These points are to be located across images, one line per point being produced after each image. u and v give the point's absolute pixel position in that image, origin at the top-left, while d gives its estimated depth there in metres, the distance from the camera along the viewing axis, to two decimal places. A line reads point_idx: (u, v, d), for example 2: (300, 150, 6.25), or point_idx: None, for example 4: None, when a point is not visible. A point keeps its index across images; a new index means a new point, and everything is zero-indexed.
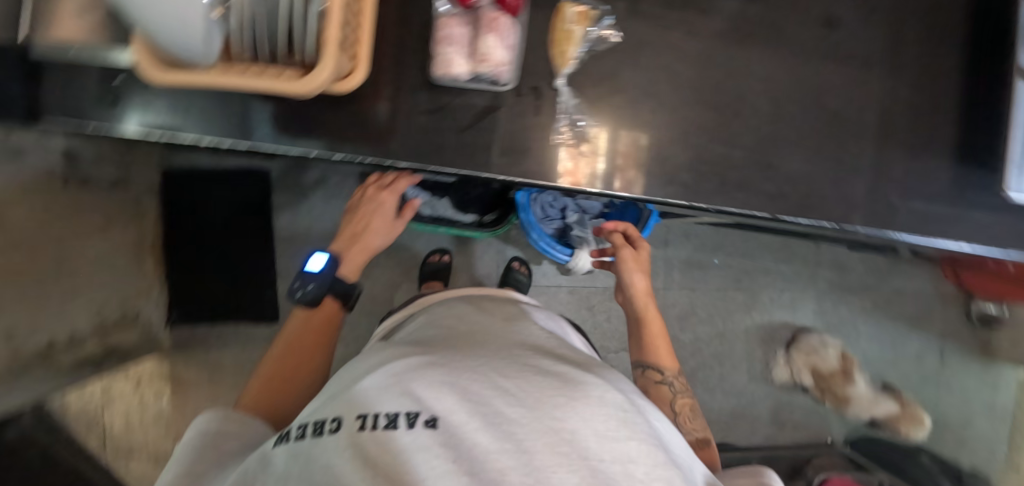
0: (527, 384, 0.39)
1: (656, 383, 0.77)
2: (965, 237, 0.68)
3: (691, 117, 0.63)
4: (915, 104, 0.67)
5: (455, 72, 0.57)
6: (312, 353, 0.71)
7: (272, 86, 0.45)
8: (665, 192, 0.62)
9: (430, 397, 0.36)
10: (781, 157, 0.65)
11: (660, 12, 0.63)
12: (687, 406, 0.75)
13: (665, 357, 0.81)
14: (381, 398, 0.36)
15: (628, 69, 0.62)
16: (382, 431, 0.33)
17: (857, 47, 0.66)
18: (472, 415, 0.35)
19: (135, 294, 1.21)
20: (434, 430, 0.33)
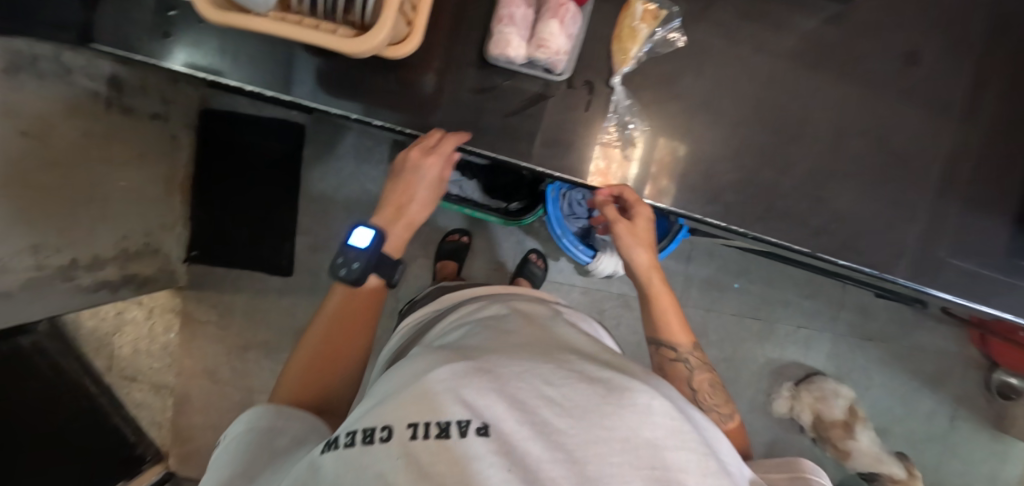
0: (578, 383, 0.33)
1: (671, 360, 0.67)
2: (1009, 306, 0.65)
3: (745, 137, 0.60)
4: (986, 158, 0.63)
5: (511, 53, 0.54)
6: (357, 348, 0.59)
7: (322, 40, 0.44)
8: (704, 210, 0.60)
9: (486, 401, 0.30)
10: (832, 192, 0.61)
11: (732, 23, 0.60)
12: (708, 382, 0.66)
13: (680, 327, 0.69)
14: (430, 404, 0.29)
15: (688, 77, 0.59)
16: (436, 439, 0.27)
17: (934, 89, 0.62)
18: (531, 424, 0.29)
19: (159, 227, 1.23)
20: (488, 438, 0.27)
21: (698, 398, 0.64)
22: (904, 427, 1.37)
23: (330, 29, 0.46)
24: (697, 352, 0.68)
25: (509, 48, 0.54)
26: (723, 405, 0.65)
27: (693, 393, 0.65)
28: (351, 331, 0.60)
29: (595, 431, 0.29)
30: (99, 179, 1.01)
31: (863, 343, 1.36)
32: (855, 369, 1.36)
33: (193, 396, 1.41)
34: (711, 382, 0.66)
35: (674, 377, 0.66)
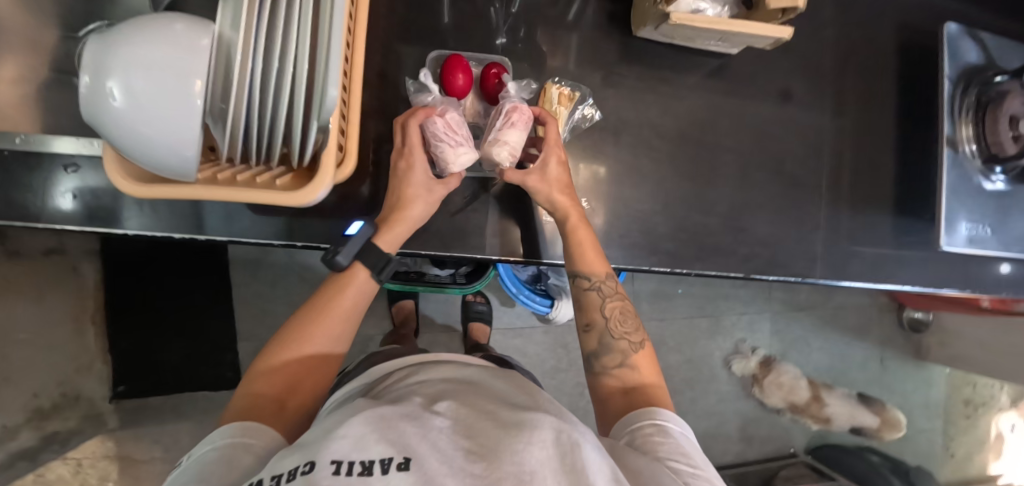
0: (490, 437, 0.40)
1: (587, 290, 0.61)
2: (907, 279, 0.76)
3: (668, 187, 0.67)
4: (859, 162, 0.75)
5: (457, 167, 0.59)
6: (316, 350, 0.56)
7: (264, 199, 0.45)
8: (651, 261, 0.65)
9: (415, 445, 0.37)
10: (750, 219, 0.69)
11: (634, 94, 0.67)
12: (621, 310, 0.62)
13: (594, 253, 0.61)
14: (355, 446, 0.37)
15: (608, 148, 0.66)
16: (359, 477, 0.34)
17: (808, 115, 0.72)
18: (444, 465, 0.36)
19: (74, 371, 1.08)
20: (406, 472, 0.35)
21: (607, 327, 0.60)
22: (846, 380, 1.52)
23: (268, 180, 0.47)
24: (613, 280, 0.62)
25: (455, 163, 0.58)
26: (634, 333, 0.61)
27: (604, 322, 0.61)
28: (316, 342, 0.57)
29: (504, 470, 0.36)
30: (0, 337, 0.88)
31: (796, 314, 1.49)
32: (795, 340, 1.49)
33: None
34: (625, 309, 0.61)
35: (587, 308, 0.62)
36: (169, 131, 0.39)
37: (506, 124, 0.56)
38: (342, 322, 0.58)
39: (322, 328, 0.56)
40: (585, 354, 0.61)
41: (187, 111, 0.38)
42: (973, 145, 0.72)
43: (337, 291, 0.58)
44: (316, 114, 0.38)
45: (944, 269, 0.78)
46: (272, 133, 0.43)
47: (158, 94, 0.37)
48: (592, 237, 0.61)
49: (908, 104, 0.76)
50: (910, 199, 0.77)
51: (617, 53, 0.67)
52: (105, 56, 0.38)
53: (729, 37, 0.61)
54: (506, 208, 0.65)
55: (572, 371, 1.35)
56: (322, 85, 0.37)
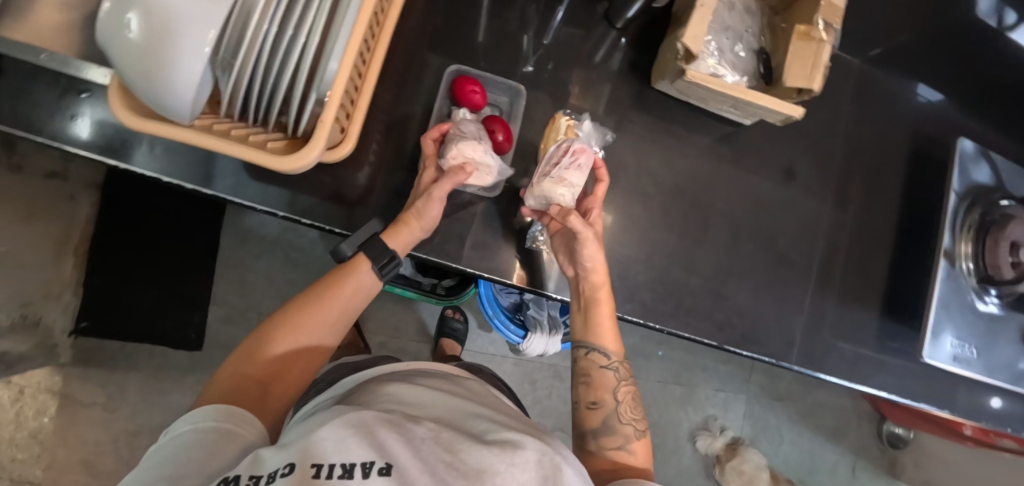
0: (475, 449, 0.40)
1: (601, 366, 0.65)
2: (884, 385, 0.74)
3: (656, 239, 0.67)
4: (853, 256, 0.74)
5: (459, 154, 0.58)
6: (327, 324, 0.60)
7: (253, 157, 0.45)
8: (624, 308, 0.64)
9: (396, 449, 0.37)
10: (733, 289, 0.68)
11: (642, 142, 0.68)
12: (630, 396, 0.65)
13: (613, 332, 0.64)
14: (336, 448, 0.38)
15: (607, 188, 0.66)
16: (335, 480, 0.36)
17: (809, 199, 0.72)
18: (426, 471, 0.36)
19: (43, 298, 1.05)
20: (387, 477, 0.35)
21: (617, 410, 0.63)
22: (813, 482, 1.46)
23: (260, 141, 0.48)
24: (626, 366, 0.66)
25: (458, 150, 0.58)
26: (640, 420, 0.64)
27: (615, 404, 0.63)
28: (321, 309, 0.59)
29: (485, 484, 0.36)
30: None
31: (773, 402, 1.45)
32: (768, 428, 1.44)
33: None
34: (635, 394, 0.65)
35: (598, 386, 0.64)
36: (173, 71, 0.40)
37: (572, 164, 0.59)
38: (345, 315, 0.61)
39: (323, 316, 0.59)
40: (586, 429, 0.63)
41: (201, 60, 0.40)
42: (970, 263, 0.71)
43: (346, 280, 0.60)
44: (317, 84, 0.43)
45: (923, 383, 0.75)
46: (271, 97, 0.44)
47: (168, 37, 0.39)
48: (609, 317, 0.63)
49: (910, 210, 0.76)
50: (898, 305, 0.75)
51: (633, 99, 0.69)
52: None
53: (742, 106, 0.62)
54: (492, 224, 0.65)
55: (535, 409, 1.31)
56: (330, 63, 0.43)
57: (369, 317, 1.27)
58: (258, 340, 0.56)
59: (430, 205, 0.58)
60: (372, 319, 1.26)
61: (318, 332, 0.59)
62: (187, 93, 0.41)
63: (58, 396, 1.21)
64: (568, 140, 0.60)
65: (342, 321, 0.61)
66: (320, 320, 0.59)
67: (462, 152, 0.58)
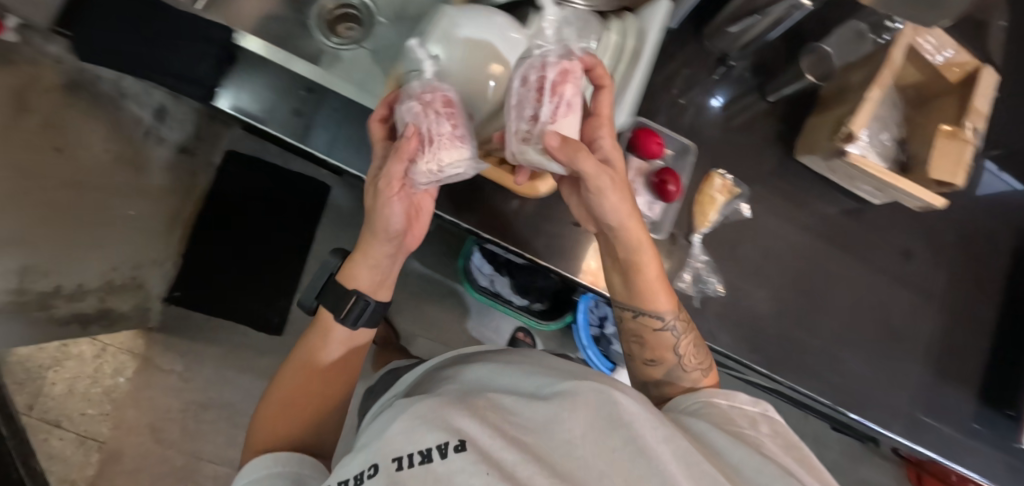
0: (538, 408, 0.41)
1: (658, 330, 0.61)
2: (977, 468, 0.76)
3: (785, 297, 0.72)
4: (958, 340, 0.78)
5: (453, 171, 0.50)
6: (322, 377, 0.60)
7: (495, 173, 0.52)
8: (751, 357, 0.69)
9: (465, 427, 0.38)
10: (848, 354, 0.73)
11: (780, 207, 0.74)
12: (693, 343, 0.62)
13: (660, 286, 0.60)
14: (410, 439, 0.38)
15: (747, 244, 0.71)
16: (420, 466, 0.36)
17: (922, 281, 0.78)
18: (500, 437, 0.37)
19: (149, 263, 1.14)
20: (467, 451, 0.35)
21: (679, 362, 0.60)
22: None
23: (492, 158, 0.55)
24: (681, 316, 0.61)
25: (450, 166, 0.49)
26: (705, 362, 0.62)
27: (676, 360, 0.61)
28: (315, 365, 0.59)
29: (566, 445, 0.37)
30: (104, 218, 0.96)
31: None
32: None
33: (126, 454, 1.22)
34: (697, 344, 0.62)
35: (659, 347, 0.61)
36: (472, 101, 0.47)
37: (561, 104, 0.46)
38: (340, 367, 0.61)
39: (313, 379, 0.59)
40: (649, 380, 0.64)
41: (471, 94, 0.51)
42: None
43: (321, 343, 0.60)
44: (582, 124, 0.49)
45: (1013, 473, 0.78)
46: None
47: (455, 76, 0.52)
48: (655, 269, 0.59)
49: (1013, 304, 0.81)
50: (997, 393, 0.79)
51: (773, 166, 0.75)
52: (451, 32, 0.47)
53: (885, 188, 0.68)
54: (644, 263, 0.69)
55: None
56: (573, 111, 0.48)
57: (443, 327, 1.31)
58: (261, 424, 0.57)
59: (389, 207, 0.53)
60: (446, 330, 1.30)
61: (316, 392, 0.59)
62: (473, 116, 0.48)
63: (139, 358, 1.26)
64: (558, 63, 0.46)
65: (343, 368, 0.61)
66: (314, 387, 0.59)
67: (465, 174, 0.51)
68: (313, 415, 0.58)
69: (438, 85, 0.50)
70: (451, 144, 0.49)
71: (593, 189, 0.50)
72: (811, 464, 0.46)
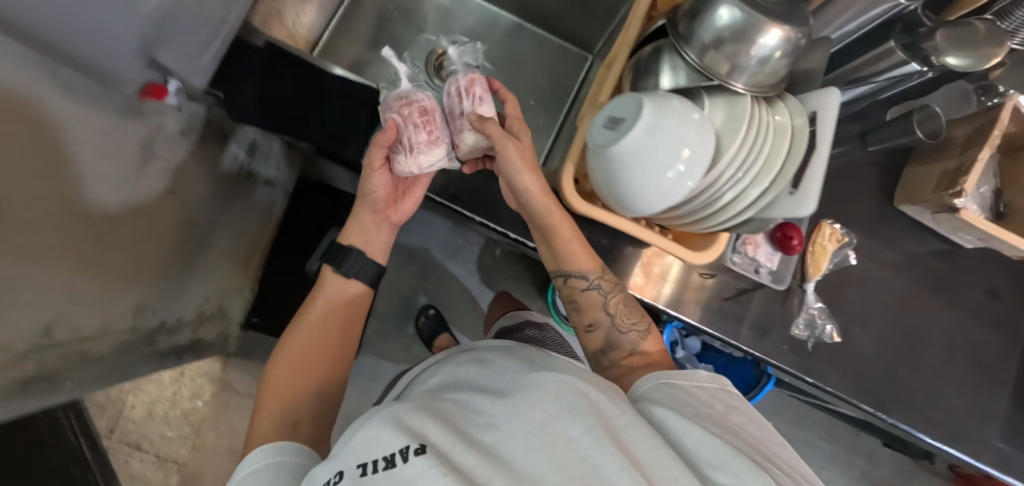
0: (505, 406, 0.45)
1: (584, 290, 0.65)
2: None
3: (887, 338, 0.76)
4: None
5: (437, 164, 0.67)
6: (320, 339, 0.67)
7: (666, 246, 0.56)
8: (859, 397, 0.74)
9: (427, 433, 0.41)
10: (945, 391, 0.77)
11: (881, 253, 0.78)
12: (624, 303, 0.65)
13: (585, 254, 0.65)
14: (379, 443, 0.42)
15: (854, 290, 0.76)
16: (385, 470, 0.39)
17: (1008, 320, 0.82)
18: (455, 440, 0.41)
19: (231, 291, 1.14)
20: (424, 454, 0.38)
21: (612, 324, 0.64)
22: None
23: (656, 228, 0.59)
24: (609, 277, 0.65)
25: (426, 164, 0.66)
26: (641, 322, 0.65)
27: (608, 321, 0.64)
28: (328, 322, 0.69)
29: (523, 439, 0.40)
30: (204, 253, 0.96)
31: None
32: None
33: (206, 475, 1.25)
34: (629, 304, 0.65)
35: (590, 309, 0.65)
36: (669, 189, 0.50)
37: (475, 99, 0.66)
38: (335, 331, 0.69)
39: (309, 340, 0.66)
40: (596, 351, 0.66)
41: (688, 175, 0.50)
42: None
43: (322, 296, 0.71)
44: (759, 209, 0.52)
45: None
46: (715, 211, 0.54)
47: (670, 151, 0.49)
48: (577, 241, 0.64)
49: None
50: None
51: (875, 214, 0.79)
52: (660, 120, 0.48)
53: (988, 239, 0.72)
54: (767, 310, 0.72)
55: None
56: (790, 198, 0.50)
57: None
58: (268, 383, 0.62)
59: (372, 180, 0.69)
60: None
61: (310, 356, 0.65)
62: (664, 201, 0.51)
63: (215, 381, 1.29)
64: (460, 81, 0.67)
65: (346, 329, 0.71)
66: (303, 347, 0.65)
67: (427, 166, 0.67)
68: (318, 374, 0.65)
69: (412, 97, 0.65)
70: (429, 142, 0.65)
71: (501, 151, 0.62)
72: (783, 457, 0.46)
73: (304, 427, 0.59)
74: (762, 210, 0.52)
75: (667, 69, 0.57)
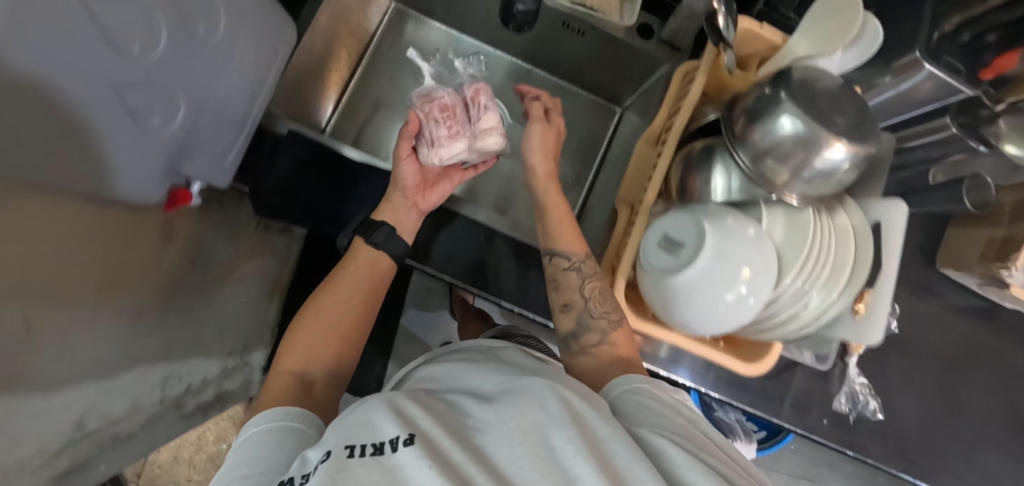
0: (508, 403, 0.38)
1: (566, 270, 0.58)
2: None
3: (930, 406, 0.75)
4: None
5: (454, 154, 0.66)
6: (339, 314, 0.58)
7: (723, 359, 0.54)
8: (903, 468, 0.72)
9: (425, 425, 0.35)
10: (988, 456, 0.76)
11: (921, 318, 0.77)
12: (601, 291, 0.56)
13: (572, 235, 0.60)
14: (365, 430, 0.35)
15: (894, 358, 0.74)
16: (371, 457, 0.33)
17: None
18: (457, 441, 0.34)
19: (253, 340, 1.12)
20: (413, 446, 0.32)
21: (588, 306, 0.54)
22: None
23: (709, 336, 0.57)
24: (592, 263, 0.58)
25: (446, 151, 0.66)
26: (616, 312, 0.54)
27: (584, 303, 0.55)
28: (352, 293, 0.60)
29: (520, 440, 0.34)
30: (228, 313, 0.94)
31: None
32: None
33: None
34: (604, 290, 0.56)
35: (564, 289, 0.57)
36: (731, 314, 0.49)
37: (479, 107, 0.67)
38: (366, 296, 0.61)
39: (337, 300, 0.59)
40: (562, 338, 0.56)
41: (751, 295, 0.48)
42: None
43: (352, 265, 0.63)
44: (822, 327, 0.51)
45: None
46: (775, 326, 0.52)
47: (733, 273, 0.48)
48: (567, 223, 0.61)
49: None
50: None
51: (915, 279, 0.77)
52: (723, 249, 0.47)
53: None
54: (807, 386, 0.71)
55: None
56: (854, 320, 0.49)
57: None
58: (293, 333, 0.56)
59: (399, 167, 0.67)
60: None
61: (336, 319, 0.58)
62: (726, 323, 0.49)
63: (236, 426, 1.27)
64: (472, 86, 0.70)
65: (371, 305, 0.62)
66: (331, 308, 0.58)
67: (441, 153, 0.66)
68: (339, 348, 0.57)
69: (435, 95, 0.69)
70: (447, 129, 0.66)
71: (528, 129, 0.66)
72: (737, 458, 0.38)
73: (319, 391, 0.53)
74: (825, 328, 0.51)
75: (720, 170, 0.54)
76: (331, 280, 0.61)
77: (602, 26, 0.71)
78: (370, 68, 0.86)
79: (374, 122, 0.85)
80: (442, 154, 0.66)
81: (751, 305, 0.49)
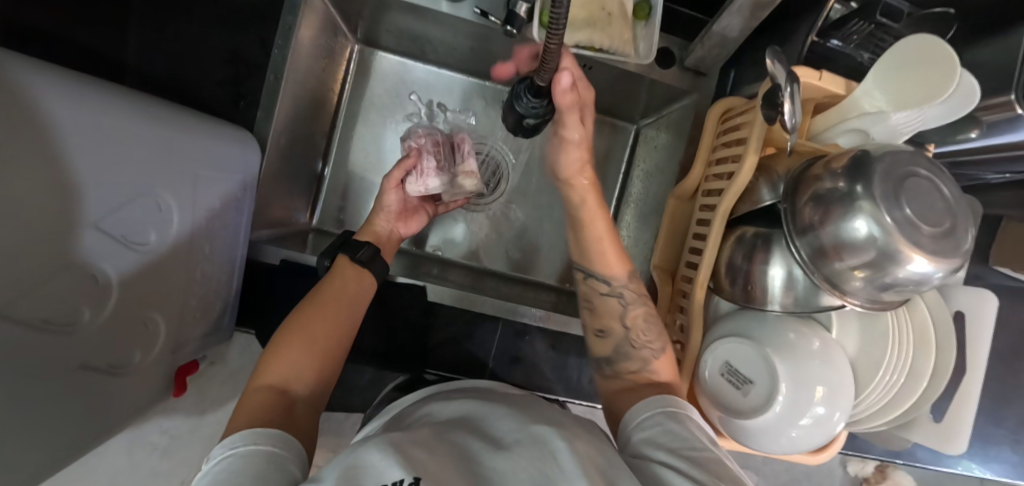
0: (512, 458, 0.33)
1: (603, 294, 0.52)
2: None
3: (986, 413, 0.72)
4: None
5: (436, 187, 0.60)
6: (327, 326, 0.46)
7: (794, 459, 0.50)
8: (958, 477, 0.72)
9: (428, 463, 0.30)
10: None
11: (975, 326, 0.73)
12: (645, 317, 0.50)
13: (613, 254, 0.51)
14: (372, 469, 0.30)
15: None
16: None
17: None
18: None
19: None
20: None
21: (628, 336, 0.50)
22: None
23: None
24: (638, 289, 0.52)
25: (428, 187, 0.59)
26: (658, 338, 0.49)
27: (622, 330, 0.50)
28: (337, 306, 0.48)
29: None
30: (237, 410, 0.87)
31: None
32: None
33: None
34: (651, 317, 0.50)
35: (602, 313, 0.51)
36: (816, 435, 0.45)
37: (463, 153, 0.63)
38: (349, 315, 0.48)
39: (329, 310, 0.47)
40: (596, 359, 0.52)
41: (828, 416, 0.44)
42: None
43: (340, 283, 0.51)
44: (910, 429, 0.47)
45: None
46: (854, 423, 0.49)
47: (804, 396, 0.44)
48: (605, 229, 0.51)
49: None
50: None
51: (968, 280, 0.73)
52: (800, 373, 0.45)
53: None
54: None
55: None
56: (935, 425, 0.46)
57: None
58: (273, 348, 0.43)
59: (385, 194, 0.60)
60: None
61: (325, 334, 0.45)
62: (810, 445, 0.45)
63: None
64: (456, 134, 0.65)
65: (354, 318, 0.49)
66: (322, 321, 0.46)
67: (427, 188, 0.59)
68: (325, 363, 0.44)
69: (433, 133, 0.64)
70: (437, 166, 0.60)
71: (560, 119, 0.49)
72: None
73: (301, 417, 0.39)
74: (907, 429, 0.47)
75: (778, 265, 0.48)
76: (315, 293, 0.49)
77: (616, 62, 0.60)
78: (343, 128, 0.73)
79: (359, 190, 0.74)
80: (423, 184, 0.59)
81: (837, 418, 0.45)
